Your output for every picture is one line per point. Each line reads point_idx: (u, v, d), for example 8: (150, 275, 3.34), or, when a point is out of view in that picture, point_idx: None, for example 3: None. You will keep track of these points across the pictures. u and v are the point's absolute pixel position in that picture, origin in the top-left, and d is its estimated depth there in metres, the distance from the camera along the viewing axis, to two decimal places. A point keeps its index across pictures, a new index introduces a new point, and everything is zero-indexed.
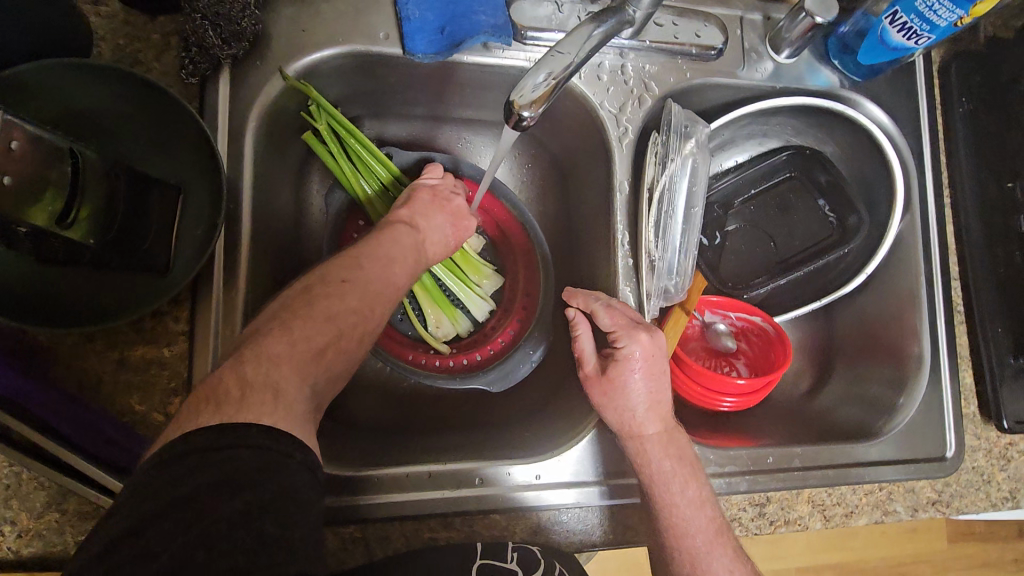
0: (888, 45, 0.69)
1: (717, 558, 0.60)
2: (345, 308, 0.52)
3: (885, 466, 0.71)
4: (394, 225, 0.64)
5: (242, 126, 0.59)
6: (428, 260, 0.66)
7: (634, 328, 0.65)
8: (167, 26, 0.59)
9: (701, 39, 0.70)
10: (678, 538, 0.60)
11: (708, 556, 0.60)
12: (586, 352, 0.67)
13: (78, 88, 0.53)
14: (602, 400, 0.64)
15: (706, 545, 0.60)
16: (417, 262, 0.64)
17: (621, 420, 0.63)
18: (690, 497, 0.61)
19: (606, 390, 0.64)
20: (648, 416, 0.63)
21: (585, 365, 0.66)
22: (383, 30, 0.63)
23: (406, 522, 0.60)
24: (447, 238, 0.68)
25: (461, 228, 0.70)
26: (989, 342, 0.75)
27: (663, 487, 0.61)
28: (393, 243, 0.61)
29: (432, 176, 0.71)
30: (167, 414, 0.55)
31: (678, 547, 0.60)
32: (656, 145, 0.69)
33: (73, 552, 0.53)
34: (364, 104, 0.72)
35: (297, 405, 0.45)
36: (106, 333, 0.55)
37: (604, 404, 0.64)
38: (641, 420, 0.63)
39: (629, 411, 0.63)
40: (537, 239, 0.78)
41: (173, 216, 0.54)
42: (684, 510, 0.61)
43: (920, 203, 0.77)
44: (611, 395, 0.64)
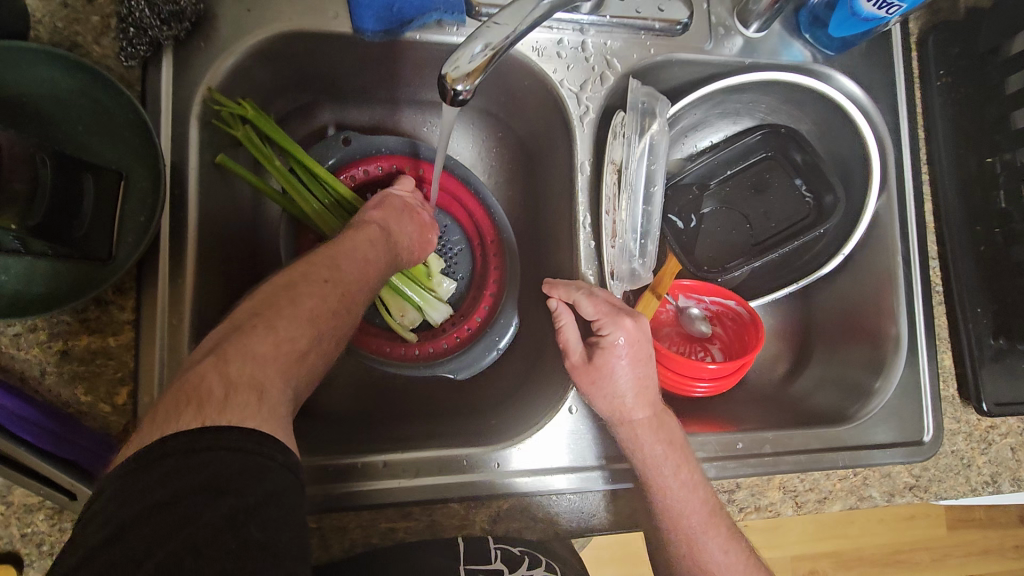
0: (860, 16, 0.66)
1: (713, 536, 0.62)
2: (288, 294, 0.51)
3: (879, 448, 0.70)
4: (369, 225, 0.62)
5: (187, 110, 0.58)
6: (400, 263, 0.65)
7: (619, 314, 0.63)
8: (106, 7, 0.57)
9: (665, 13, 0.67)
10: (676, 523, 0.62)
11: (703, 536, 0.62)
12: (571, 343, 0.64)
13: (11, 73, 0.51)
14: (589, 389, 0.62)
15: (701, 526, 0.62)
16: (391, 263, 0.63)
17: (612, 407, 0.62)
18: (684, 482, 0.61)
19: (594, 380, 0.62)
20: (637, 403, 0.62)
21: (571, 356, 0.64)
22: (333, 9, 0.61)
23: (361, 513, 0.58)
24: (413, 246, 0.67)
25: (425, 243, 0.69)
26: (968, 322, 0.73)
27: (658, 473, 0.61)
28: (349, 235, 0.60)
29: (404, 187, 0.70)
30: (114, 405, 0.54)
31: (673, 527, 0.62)
32: (619, 126, 0.68)
33: (17, 546, 0.52)
34: (321, 89, 0.70)
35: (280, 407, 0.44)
36: (48, 322, 0.54)
37: (592, 393, 0.62)
38: (631, 408, 0.62)
39: (618, 399, 0.62)
40: (502, 227, 0.77)
41: (114, 202, 0.53)
42: (681, 495, 0.61)
43: (897, 181, 0.74)
44: (599, 384, 0.62)
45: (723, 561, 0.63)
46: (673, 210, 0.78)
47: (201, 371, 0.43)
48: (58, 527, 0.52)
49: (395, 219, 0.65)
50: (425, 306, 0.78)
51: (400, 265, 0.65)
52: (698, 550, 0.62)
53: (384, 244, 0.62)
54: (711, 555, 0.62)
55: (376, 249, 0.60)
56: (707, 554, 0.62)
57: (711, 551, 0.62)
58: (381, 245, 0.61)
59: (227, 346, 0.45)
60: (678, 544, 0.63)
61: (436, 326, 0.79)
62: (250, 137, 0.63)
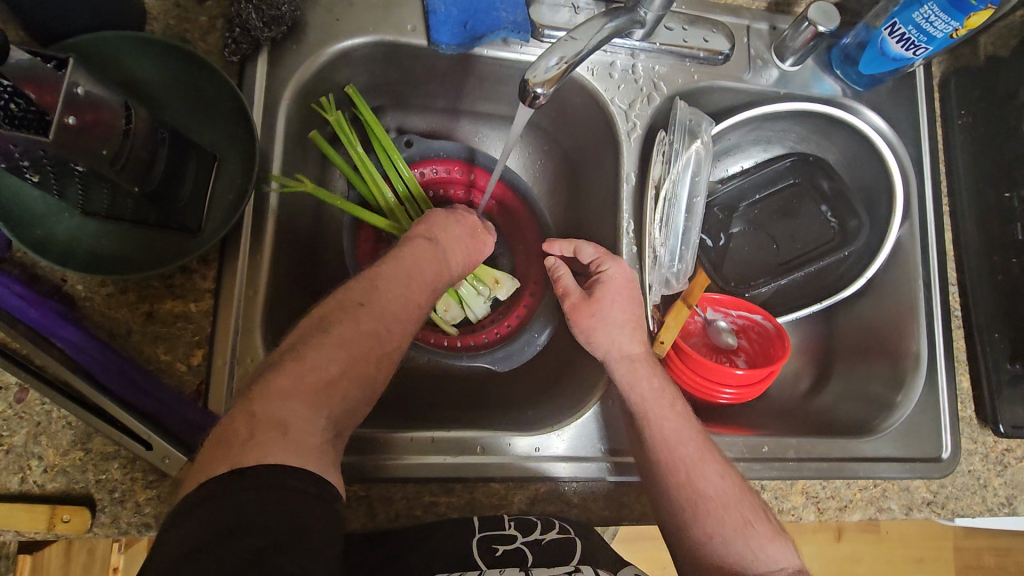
0: (889, 56, 0.72)
1: (709, 465, 0.62)
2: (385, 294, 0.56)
3: (898, 462, 0.73)
4: (415, 240, 0.64)
5: (276, 103, 0.64)
6: (451, 274, 0.65)
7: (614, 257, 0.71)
8: (214, 10, 0.64)
9: (709, 44, 0.74)
10: (671, 452, 0.62)
11: (699, 465, 0.62)
12: (570, 287, 0.71)
13: (132, 60, 0.58)
14: (591, 322, 0.68)
15: (697, 456, 0.62)
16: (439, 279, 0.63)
17: (611, 336, 0.67)
18: (673, 414, 0.64)
19: (594, 312, 0.68)
20: (632, 339, 0.67)
21: (571, 297, 0.70)
22: (411, 22, 0.68)
23: (409, 484, 0.62)
24: (466, 248, 0.68)
25: (479, 245, 0.70)
26: (984, 346, 0.76)
27: (649, 403, 0.64)
28: (414, 261, 0.61)
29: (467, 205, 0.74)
30: (191, 365, 0.58)
31: (673, 459, 0.62)
32: (663, 145, 0.73)
33: (92, 490, 0.55)
34: (387, 95, 0.77)
35: (308, 439, 0.46)
36: (137, 286, 0.59)
37: (593, 326, 0.68)
38: (626, 342, 0.67)
39: (615, 332, 0.67)
40: (538, 212, 0.83)
41: (208, 180, 0.59)
42: (672, 425, 0.63)
43: (919, 211, 0.79)
44: (598, 318, 0.68)
45: (721, 491, 0.61)
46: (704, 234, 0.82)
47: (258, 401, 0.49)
48: (130, 476, 0.56)
49: (445, 221, 0.67)
50: (468, 302, 0.82)
51: (452, 279, 0.66)
52: (695, 479, 0.61)
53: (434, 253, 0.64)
54: (708, 484, 0.61)
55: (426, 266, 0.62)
56: (704, 483, 0.61)
57: (708, 481, 0.61)
58: (430, 256, 0.63)
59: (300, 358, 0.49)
60: (674, 476, 0.61)
61: (476, 321, 0.83)
62: (340, 123, 0.70)
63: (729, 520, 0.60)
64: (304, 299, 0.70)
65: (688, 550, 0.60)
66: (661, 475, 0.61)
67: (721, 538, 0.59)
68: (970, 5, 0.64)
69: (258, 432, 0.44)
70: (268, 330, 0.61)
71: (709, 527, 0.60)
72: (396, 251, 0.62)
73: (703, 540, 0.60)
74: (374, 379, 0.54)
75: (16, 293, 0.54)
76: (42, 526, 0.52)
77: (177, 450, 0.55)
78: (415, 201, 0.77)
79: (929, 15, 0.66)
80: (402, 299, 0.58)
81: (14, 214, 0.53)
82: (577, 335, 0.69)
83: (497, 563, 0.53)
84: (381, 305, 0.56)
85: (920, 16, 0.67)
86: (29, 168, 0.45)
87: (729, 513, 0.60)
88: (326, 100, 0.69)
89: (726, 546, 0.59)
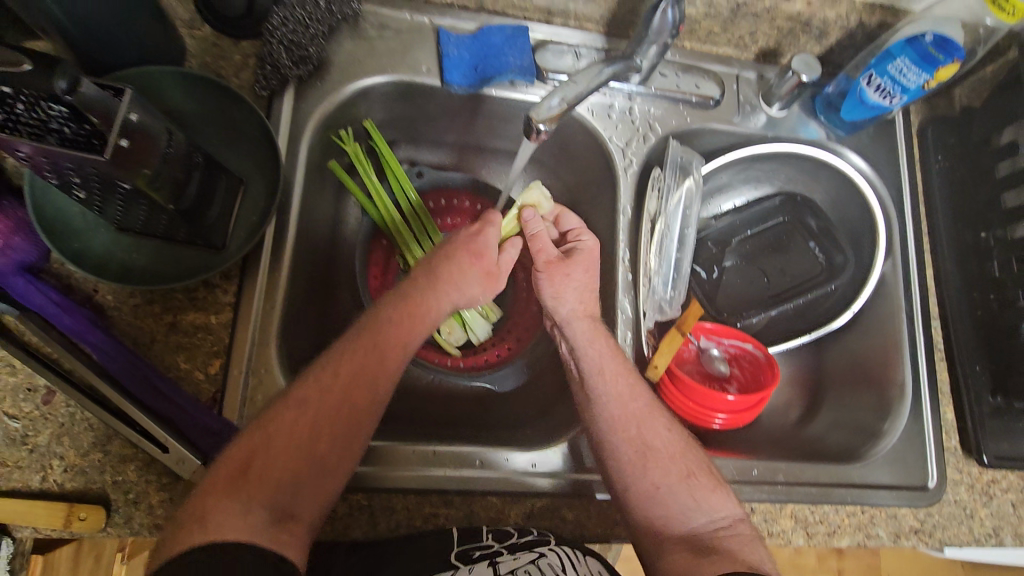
0: (868, 104, 0.78)
1: (656, 421, 0.67)
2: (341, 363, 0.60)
3: (884, 489, 0.75)
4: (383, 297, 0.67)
5: (300, 134, 0.70)
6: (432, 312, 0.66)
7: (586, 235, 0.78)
8: (247, 49, 0.70)
9: (701, 90, 0.81)
10: (624, 407, 0.67)
11: (649, 419, 0.67)
12: (546, 246, 0.74)
13: (172, 94, 0.63)
14: (563, 278, 0.72)
15: (646, 413, 0.67)
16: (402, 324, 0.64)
17: (578, 293, 0.72)
18: (624, 374, 0.69)
19: (567, 272, 0.72)
20: (592, 301, 0.73)
21: (548, 253, 0.73)
22: (426, 64, 0.74)
23: (410, 496, 0.64)
24: (463, 269, 0.68)
25: (478, 247, 0.69)
26: (966, 378, 0.79)
27: (605, 361, 0.69)
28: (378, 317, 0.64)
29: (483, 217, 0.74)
30: (208, 374, 0.62)
31: (628, 413, 0.67)
32: (657, 182, 0.78)
33: (109, 491, 0.58)
34: (401, 129, 0.82)
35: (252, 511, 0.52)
36: (162, 298, 0.63)
37: (562, 284, 0.72)
38: (589, 304, 0.72)
39: (579, 294, 0.72)
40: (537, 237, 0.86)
41: (233, 204, 0.64)
42: (624, 383, 0.68)
43: (900, 249, 0.83)
44: (571, 278, 0.72)
45: (668, 443, 0.66)
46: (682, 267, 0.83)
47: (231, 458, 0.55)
48: (144, 478, 0.58)
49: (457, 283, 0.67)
50: (471, 325, 0.86)
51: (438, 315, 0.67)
52: (644, 432, 0.66)
53: (431, 321, 0.66)
54: (657, 436, 0.66)
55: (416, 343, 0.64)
56: (654, 436, 0.66)
57: (658, 433, 0.67)
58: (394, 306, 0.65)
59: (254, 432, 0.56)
60: (628, 428, 0.66)
61: (478, 343, 0.87)
62: (357, 153, 0.77)
63: (675, 470, 0.65)
64: (316, 316, 0.74)
65: (638, 503, 0.63)
66: (614, 431, 0.66)
67: (668, 488, 0.64)
68: (937, 59, 0.69)
69: (195, 519, 0.50)
70: (282, 344, 0.65)
71: (658, 480, 0.64)
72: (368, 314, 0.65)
73: (651, 490, 0.63)
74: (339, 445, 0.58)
75: (53, 302, 0.58)
76: (60, 523, 0.55)
77: (191, 455, 0.58)
78: (422, 232, 0.82)
79: (902, 68, 0.72)
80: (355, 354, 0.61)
81: (56, 228, 0.58)
82: (545, 290, 0.72)
83: (472, 562, 0.57)
84: (326, 376, 0.59)
85: (894, 68, 0.72)
86: (77, 183, 0.50)
87: (676, 464, 0.65)
88: (347, 133, 0.76)
89: (672, 494, 0.64)
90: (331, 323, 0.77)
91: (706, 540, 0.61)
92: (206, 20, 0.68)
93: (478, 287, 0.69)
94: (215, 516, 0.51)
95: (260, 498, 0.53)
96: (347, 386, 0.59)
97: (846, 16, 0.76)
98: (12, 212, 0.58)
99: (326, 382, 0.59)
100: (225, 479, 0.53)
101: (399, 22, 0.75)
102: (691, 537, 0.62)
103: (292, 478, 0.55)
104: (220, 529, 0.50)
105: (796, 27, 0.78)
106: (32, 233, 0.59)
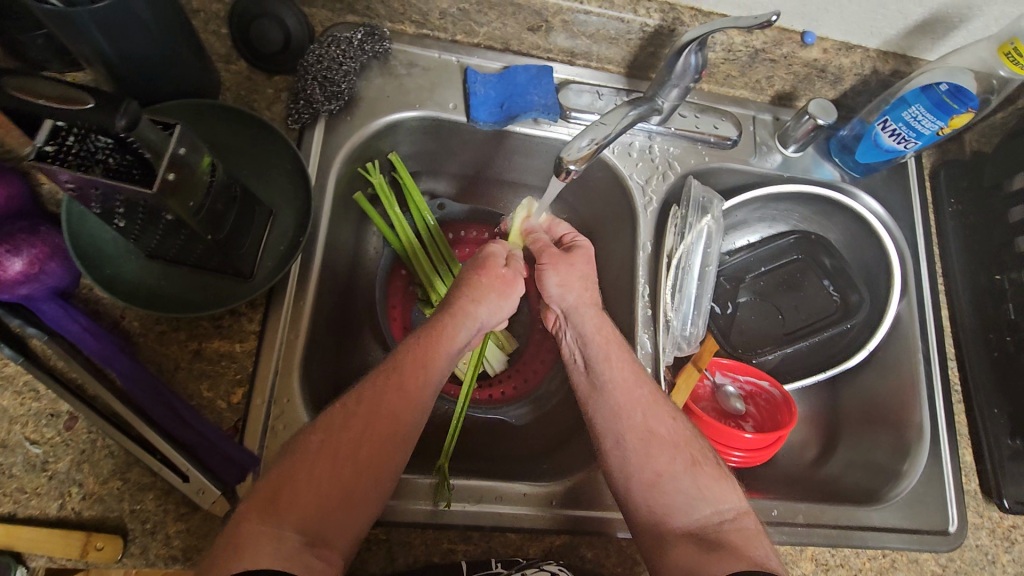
0: (882, 148, 0.80)
1: (660, 409, 0.67)
2: (373, 391, 0.61)
3: (904, 533, 0.74)
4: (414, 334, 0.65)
5: (328, 166, 0.71)
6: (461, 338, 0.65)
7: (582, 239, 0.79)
8: (280, 84, 0.72)
9: (719, 131, 0.83)
10: (629, 395, 0.67)
11: (652, 407, 0.67)
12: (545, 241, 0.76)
13: (211, 126, 0.65)
14: (566, 263, 0.73)
15: (651, 401, 0.67)
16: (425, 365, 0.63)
17: (582, 277, 0.72)
18: (627, 359, 0.69)
19: (571, 262, 0.73)
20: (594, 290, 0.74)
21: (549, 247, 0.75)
22: (452, 101, 0.76)
23: (428, 531, 0.63)
24: (491, 301, 0.68)
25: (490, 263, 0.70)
26: (983, 421, 0.79)
27: (610, 348, 0.69)
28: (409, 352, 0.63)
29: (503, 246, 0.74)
30: (231, 402, 0.62)
31: (630, 401, 0.67)
32: (677, 217, 0.80)
33: (127, 521, 0.57)
34: (423, 161, 0.84)
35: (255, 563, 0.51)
36: (189, 325, 0.63)
37: (567, 269, 0.72)
38: (593, 293, 0.73)
39: (584, 283, 0.72)
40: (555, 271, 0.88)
41: (263, 234, 0.65)
42: (628, 370, 0.69)
43: (915, 289, 0.84)
44: (574, 267, 0.73)
45: (671, 430, 0.67)
46: (701, 306, 0.83)
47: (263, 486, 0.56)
48: (162, 508, 0.58)
49: (484, 305, 0.67)
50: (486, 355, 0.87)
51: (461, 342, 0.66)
52: (650, 420, 0.66)
53: (451, 354, 0.64)
54: (661, 424, 0.66)
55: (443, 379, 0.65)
56: (657, 424, 0.66)
57: (660, 421, 0.67)
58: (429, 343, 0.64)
59: (284, 465, 0.57)
60: (631, 417, 0.66)
61: (493, 375, 0.88)
62: (382, 185, 0.78)
63: (680, 459, 0.65)
64: (336, 345, 0.74)
65: (642, 492, 0.63)
66: (619, 418, 0.66)
67: (671, 476, 0.64)
68: (952, 107, 0.71)
69: (230, 542, 0.52)
70: (304, 374, 0.65)
71: (660, 468, 0.64)
72: (399, 352, 0.64)
73: (654, 479, 0.64)
74: (370, 475, 0.58)
75: (82, 327, 0.58)
76: (76, 553, 0.54)
77: (213, 485, 0.57)
78: (447, 265, 0.83)
79: (916, 114, 0.74)
80: (386, 389, 0.61)
81: (88, 253, 0.59)
82: (550, 281, 0.72)
83: None
84: (357, 410, 0.60)
85: (909, 115, 0.74)
86: (121, 213, 0.51)
87: (680, 453, 0.65)
88: (370, 166, 0.78)
89: (676, 483, 0.64)
90: (349, 353, 0.77)
91: (711, 535, 0.61)
92: (242, 55, 0.70)
93: (503, 301, 0.69)
94: (251, 538, 0.52)
95: (292, 524, 0.54)
96: (370, 415, 0.59)
97: (860, 63, 0.78)
98: (49, 238, 0.59)
99: (350, 410, 0.60)
100: (257, 505, 0.54)
101: (427, 60, 0.77)
102: (696, 529, 0.62)
103: (321, 505, 0.55)
104: (254, 556, 0.50)
105: (812, 73, 0.80)
106: (66, 258, 0.60)
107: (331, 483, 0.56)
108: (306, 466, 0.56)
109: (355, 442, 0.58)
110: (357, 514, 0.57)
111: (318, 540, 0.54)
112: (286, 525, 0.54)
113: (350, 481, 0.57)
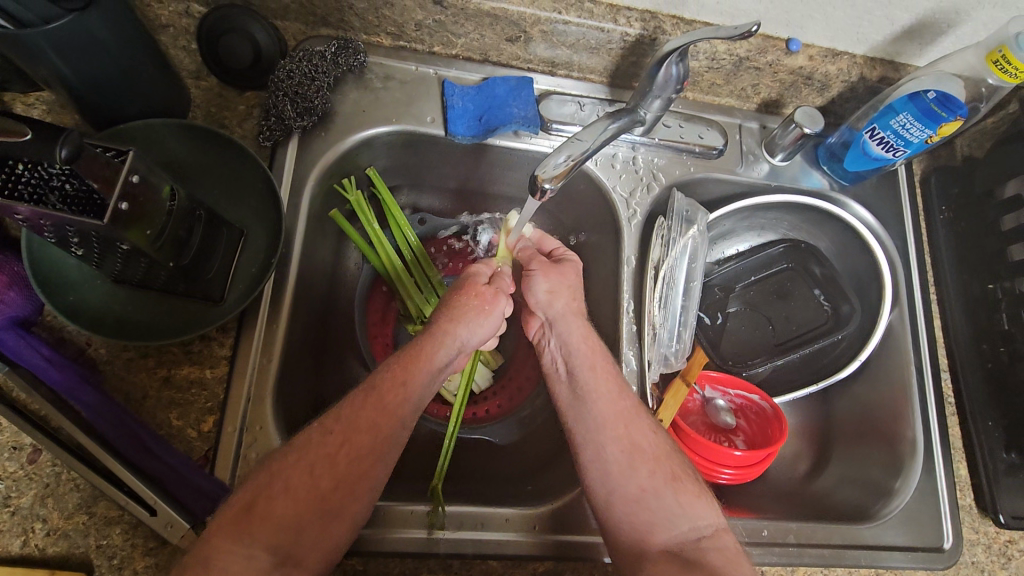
0: (871, 155, 0.78)
1: (642, 421, 0.66)
2: (354, 411, 0.58)
3: (897, 551, 0.72)
4: (398, 355, 0.62)
5: (302, 184, 0.69)
6: (446, 355, 0.63)
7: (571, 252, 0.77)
8: (252, 100, 0.70)
9: (704, 140, 0.81)
10: (614, 406, 0.65)
11: (635, 420, 0.65)
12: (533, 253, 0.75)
13: (178, 144, 0.64)
14: (555, 275, 0.71)
15: (633, 412, 0.66)
16: (404, 382, 0.60)
17: (573, 291, 0.71)
18: (611, 371, 0.68)
19: (561, 272, 0.72)
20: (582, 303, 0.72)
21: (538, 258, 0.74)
22: (430, 114, 0.74)
23: (407, 560, 0.61)
24: (482, 329, 0.66)
25: (480, 291, 0.67)
26: (978, 433, 0.77)
27: (595, 358, 0.67)
28: (392, 373, 0.60)
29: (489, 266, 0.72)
30: (201, 431, 0.60)
31: (613, 413, 0.65)
32: (662, 230, 0.78)
33: (92, 558, 0.55)
34: (403, 175, 0.82)
35: None
36: (158, 352, 0.61)
37: (556, 280, 0.71)
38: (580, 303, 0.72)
39: (572, 292, 0.71)
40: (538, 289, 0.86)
41: (233, 258, 0.63)
42: (612, 382, 0.67)
43: (907, 298, 0.83)
44: (564, 279, 0.71)
45: (654, 445, 0.65)
46: (688, 318, 0.81)
47: (235, 501, 0.54)
48: (130, 542, 0.56)
49: (464, 325, 0.65)
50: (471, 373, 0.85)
51: (446, 360, 0.63)
52: (633, 432, 0.64)
53: (433, 373, 0.62)
54: (643, 437, 0.65)
55: (427, 398, 0.62)
56: (640, 436, 0.64)
57: (643, 434, 0.65)
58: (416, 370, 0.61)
59: (257, 484, 0.54)
60: (614, 428, 0.64)
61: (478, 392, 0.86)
62: (360, 202, 0.76)
63: (662, 473, 0.63)
64: (314, 367, 0.72)
65: (622, 503, 0.62)
66: (600, 430, 0.64)
67: (653, 492, 0.62)
68: (940, 115, 0.69)
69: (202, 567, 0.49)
70: (278, 399, 0.63)
71: (642, 482, 0.62)
72: (381, 370, 0.61)
73: (635, 494, 0.62)
74: (344, 495, 0.56)
75: (44, 357, 0.56)
76: None
77: (182, 518, 0.55)
78: (428, 284, 0.82)
79: (904, 122, 0.72)
80: (370, 409, 0.58)
81: (50, 280, 0.57)
82: (538, 286, 0.71)
83: None
84: (336, 432, 0.57)
85: (896, 123, 0.73)
86: (77, 242, 0.49)
87: (660, 467, 0.63)
88: (347, 183, 0.76)
89: (657, 498, 0.62)
90: (327, 373, 0.75)
91: (690, 553, 0.59)
92: (213, 71, 0.68)
93: (489, 317, 0.67)
94: (222, 563, 0.50)
95: (263, 541, 0.52)
96: (348, 434, 0.57)
97: (847, 70, 0.77)
98: (6, 266, 0.58)
99: (329, 428, 0.57)
100: (227, 524, 0.52)
101: (404, 72, 0.75)
102: (674, 547, 0.60)
103: (295, 523, 0.54)
104: None
105: (798, 80, 0.79)
106: (27, 287, 0.59)
107: (308, 500, 0.54)
108: (281, 482, 0.54)
109: (330, 463, 0.56)
110: (332, 531, 0.55)
111: (290, 562, 0.53)
112: (258, 544, 0.52)
113: (327, 497, 0.55)
